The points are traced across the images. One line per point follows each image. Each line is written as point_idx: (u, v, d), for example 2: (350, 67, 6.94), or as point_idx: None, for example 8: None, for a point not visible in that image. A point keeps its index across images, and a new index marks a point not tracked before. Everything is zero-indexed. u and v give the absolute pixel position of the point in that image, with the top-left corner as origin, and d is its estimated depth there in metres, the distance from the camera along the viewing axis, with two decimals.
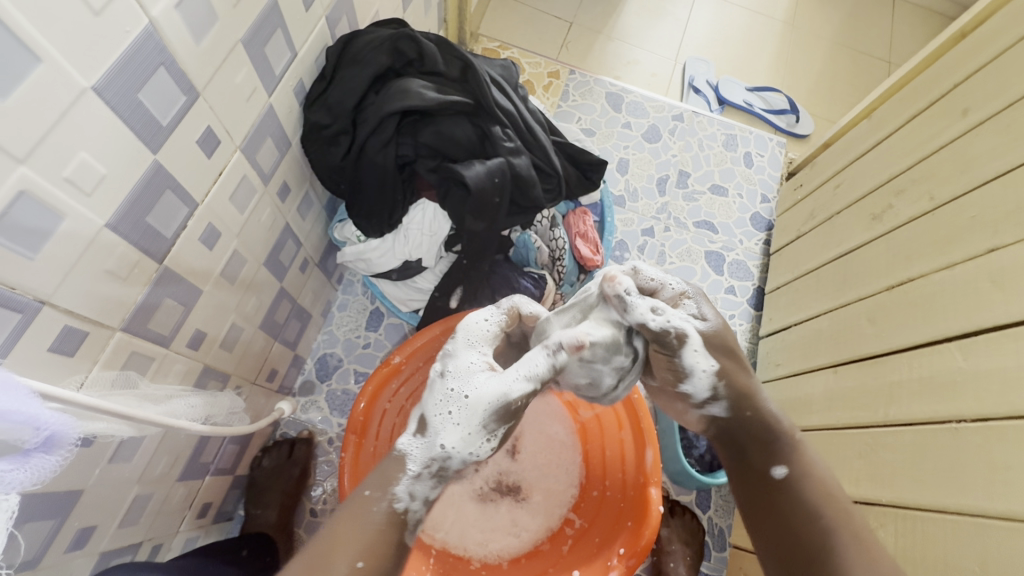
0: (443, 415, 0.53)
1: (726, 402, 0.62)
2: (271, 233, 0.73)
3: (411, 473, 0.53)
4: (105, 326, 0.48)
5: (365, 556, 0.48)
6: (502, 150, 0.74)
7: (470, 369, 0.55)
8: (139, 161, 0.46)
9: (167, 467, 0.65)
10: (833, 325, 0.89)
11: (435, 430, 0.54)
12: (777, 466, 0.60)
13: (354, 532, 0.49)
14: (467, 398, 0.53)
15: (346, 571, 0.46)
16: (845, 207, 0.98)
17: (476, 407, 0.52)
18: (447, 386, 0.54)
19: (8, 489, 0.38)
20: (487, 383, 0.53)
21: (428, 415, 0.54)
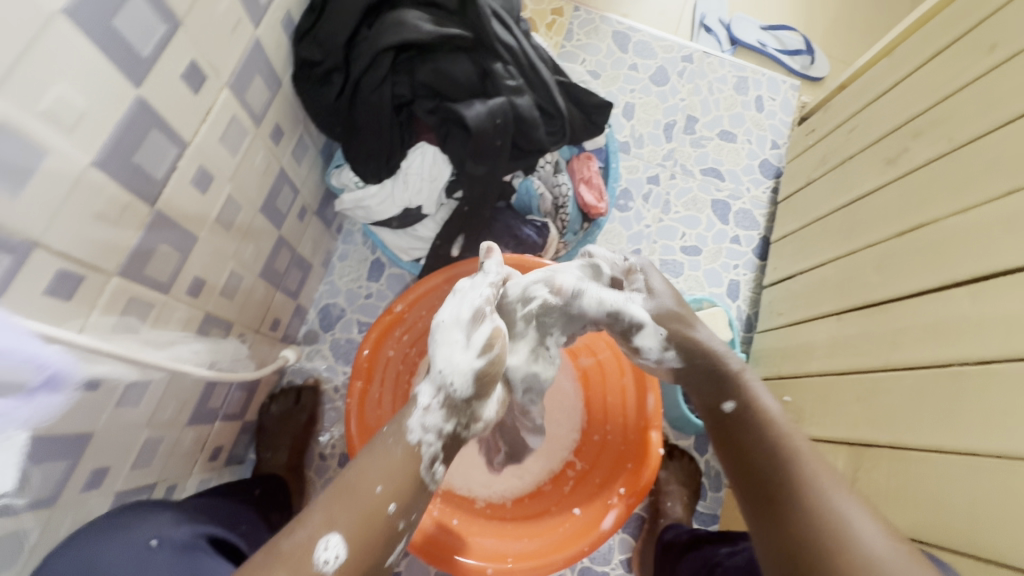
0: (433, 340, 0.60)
1: (678, 351, 0.70)
2: (266, 178, 0.71)
3: (422, 406, 0.57)
4: (101, 271, 0.47)
5: (386, 482, 0.53)
6: (504, 88, 0.71)
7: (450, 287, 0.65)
8: (121, 96, 0.44)
9: (175, 412, 0.66)
10: (839, 273, 0.88)
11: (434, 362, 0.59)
12: (726, 402, 0.65)
13: (375, 460, 0.55)
14: (444, 318, 0.60)
15: (368, 494, 0.52)
16: (859, 151, 0.94)
17: (452, 325, 0.60)
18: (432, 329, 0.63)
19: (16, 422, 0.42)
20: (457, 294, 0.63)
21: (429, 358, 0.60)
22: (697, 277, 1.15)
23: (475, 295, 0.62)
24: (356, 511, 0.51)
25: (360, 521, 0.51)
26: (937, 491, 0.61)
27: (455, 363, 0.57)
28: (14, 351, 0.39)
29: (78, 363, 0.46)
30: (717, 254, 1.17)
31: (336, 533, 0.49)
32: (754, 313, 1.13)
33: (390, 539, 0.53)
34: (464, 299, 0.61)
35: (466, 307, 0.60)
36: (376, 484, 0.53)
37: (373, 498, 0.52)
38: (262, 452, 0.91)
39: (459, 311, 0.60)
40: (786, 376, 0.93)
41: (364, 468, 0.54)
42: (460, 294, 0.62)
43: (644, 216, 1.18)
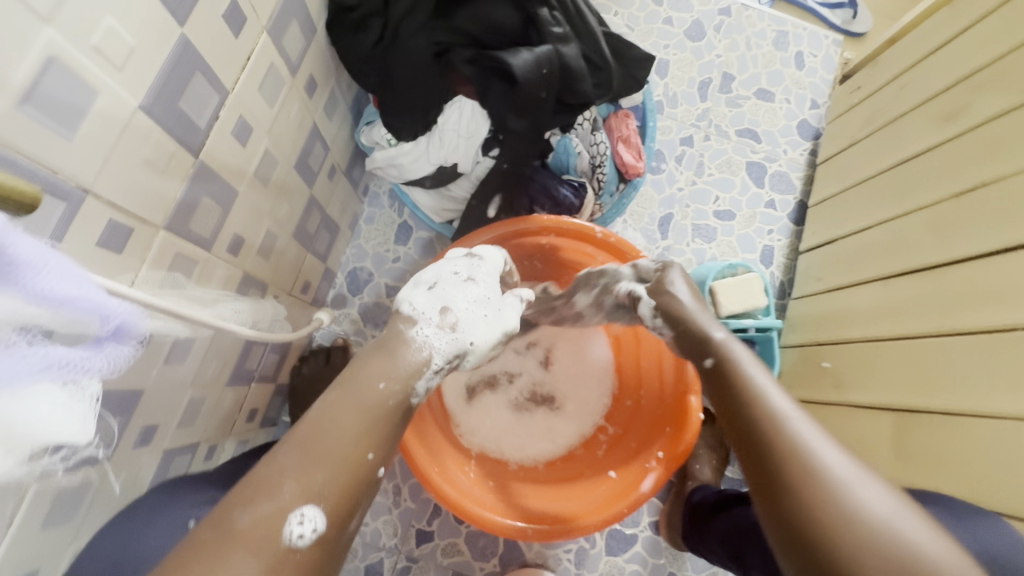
0: (474, 310, 0.55)
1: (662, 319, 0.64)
2: (301, 133, 0.68)
3: (434, 368, 0.52)
4: (149, 224, 0.46)
5: (378, 447, 0.45)
6: (549, 36, 0.67)
7: (480, 266, 0.61)
8: (166, 34, 0.41)
9: (217, 371, 0.66)
10: (887, 237, 0.85)
11: (466, 326, 0.54)
12: (707, 357, 0.58)
13: (357, 413, 0.46)
14: (496, 303, 0.58)
15: (356, 458, 0.43)
16: (912, 107, 0.89)
17: (497, 314, 0.57)
18: (470, 285, 0.57)
19: (91, 376, 0.38)
20: (492, 283, 0.60)
21: (455, 308, 0.55)
22: (730, 243, 1.12)
23: (518, 310, 0.61)
24: (337, 474, 0.42)
25: (341, 483, 0.42)
26: (994, 457, 0.60)
27: (482, 345, 0.55)
28: (78, 300, 0.34)
29: (137, 313, 0.42)
30: (751, 219, 1.13)
31: (315, 505, 0.40)
32: (789, 279, 1.10)
33: (368, 489, 0.44)
34: (513, 304, 0.60)
35: (516, 316, 0.59)
36: (368, 449, 0.44)
37: (364, 465, 0.44)
38: (296, 413, 0.92)
39: (511, 310, 0.59)
40: (824, 342, 0.91)
41: (340, 420, 0.44)
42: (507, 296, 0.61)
43: (677, 179, 1.14)
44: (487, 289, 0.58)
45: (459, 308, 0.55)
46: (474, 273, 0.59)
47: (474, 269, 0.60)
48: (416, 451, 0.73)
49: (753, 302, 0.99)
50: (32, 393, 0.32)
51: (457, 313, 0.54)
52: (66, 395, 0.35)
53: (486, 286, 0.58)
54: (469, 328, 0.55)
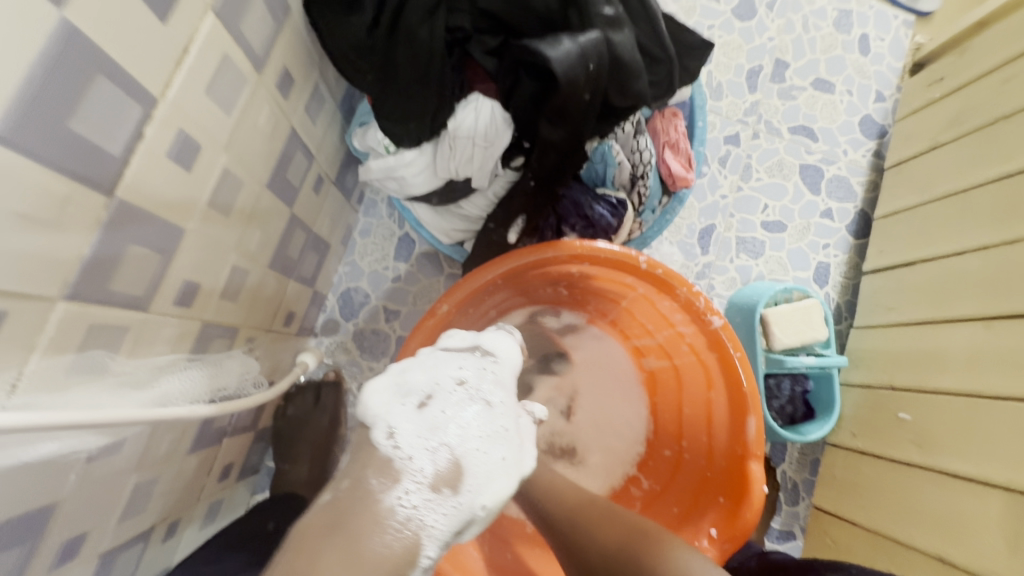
0: (482, 452, 0.42)
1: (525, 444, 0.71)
2: (273, 143, 0.53)
3: (427, 562, 0.39)
4: (38, 298, 0.32)
5: None
6: (597, 18, 0.51)
7: (487, 373, 0.47)
8: (32, 20, 0.26)
9: (172, 445, 0.53)
10: (989, 268, 0.70)
11: (472, 482, 0.41)
12: None
13: None
14: (512, 437, 0.45)
15: None
16: (1020, 108, 0.74)
17: (510, 450, 0.44)
18: (480, 410, 0.43)
19: None
20: (505, 399, 0.46)
21: (455, 454, 0.41)
22: (780, 259, 0.97)
23: (531, 437, 0.49)
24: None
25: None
26: None
27: (496, 503, 0.43)
28: None
29: None
30: (805, 231, 0.98)
31: None
32: (848, 302, 0.96)
33: None
34: (526, 432, 0.48)
35: (529, 450, 0.47)
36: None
37: None
38: (280, 462, 0.80)
39: (522, 442, 0.46)
40: (901, 387, 0.77)
41: None
42: (519, 419, 0.48)
43: (721, 183, 0.99)
44: (499, 413, 0.44)
45: (462, 456, 0.41)
46: (480, 386, 0.45)
47: (484, 383, 0.45)
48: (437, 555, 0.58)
49: (812, 334, 0.85)
50: None
51: (461, 462, 0.41)
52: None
53: (500, 413, 0.44)
54: (477, 484, 0.41)
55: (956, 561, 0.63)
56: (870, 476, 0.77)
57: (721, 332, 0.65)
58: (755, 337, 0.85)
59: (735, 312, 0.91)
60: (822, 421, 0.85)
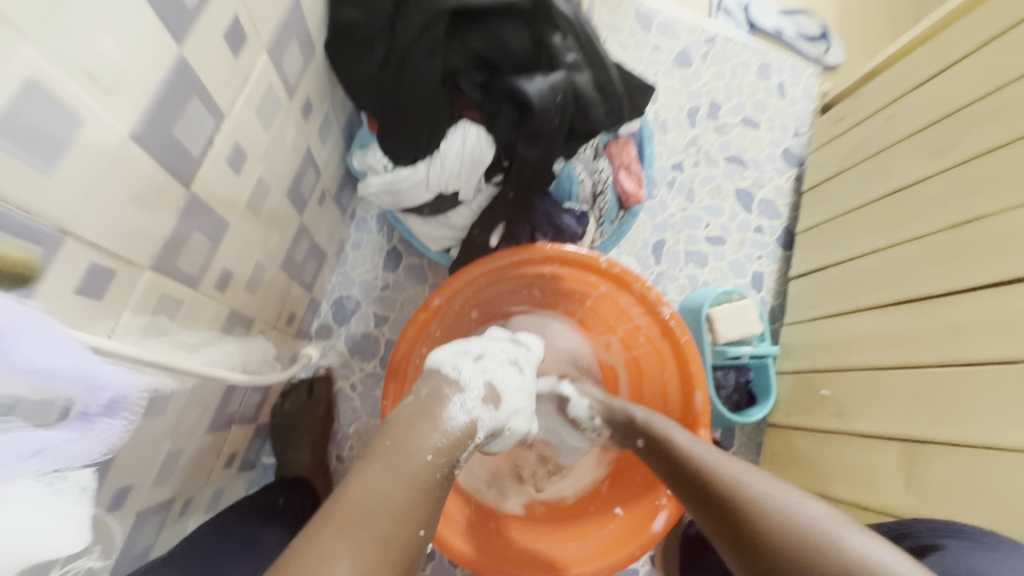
0: (517, 395, 0.59)
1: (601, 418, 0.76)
2: (294, 159, 0.64)
3: (476, 442, 0.52)
4: (134, 264, 0.40)
5: (428, 525, 0.44)
6: (563, 63, 0.63)
7: (519, 355, 0.66)
8: (162, 55, 0.36)
9: (196, 420, 0.60)
10: (880, 266, 0.87)
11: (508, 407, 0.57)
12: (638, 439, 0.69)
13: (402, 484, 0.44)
14: (531, 396, 0.63)
15: (411, 538, 0.42)
16: (898, 140, 0.92)
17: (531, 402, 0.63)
18: (514, 369, 0.62)
19: (78, 463, 0.33)
20: (529, 372, 0.65)
21: (501, 386, 0.58)
22: (721, 268, 1.13)
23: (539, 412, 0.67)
24: (388, 553, 0.40)
25: (388, 561, 0.40)
26: (1010, 491, 0.60)
27: (515, 433, 0.59)
28: (68, 370, 0.30)
29: (131, 375, 0.37)
30: (741, 245, 1.14)
31: None
32: (779, 306, 1.12)
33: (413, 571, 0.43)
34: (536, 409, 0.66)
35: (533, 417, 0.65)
36: (421, 526, 0.43)
37: (418, 543, 0.42)
38: (283, 452, 0.86)
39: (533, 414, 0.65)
40: (822, 368, 0.91)
41: (392, 493, 0.43)
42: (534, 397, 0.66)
43: (669, 205, 1.14)
44: (525, 381, 0.63)
45: (507, 387, 0.58)
46: (516, 357, 0.65)
47: (521, 360, 0.66)
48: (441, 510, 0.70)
49: (749, 329, 0.98)
50: (19, 490, 0.28)
51: (500, 391, 0.57)
52: (48, 492, 0.31)
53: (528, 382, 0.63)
54: (510, 411, 0.58)
55: (870, 504, 0.75)
56: (801, 447, 0.90)
57: (670, 320, 0.78)
58: (703, 332, 0.99)
59: (685, 316, 1.05)
60: (762, 404, 0.98)
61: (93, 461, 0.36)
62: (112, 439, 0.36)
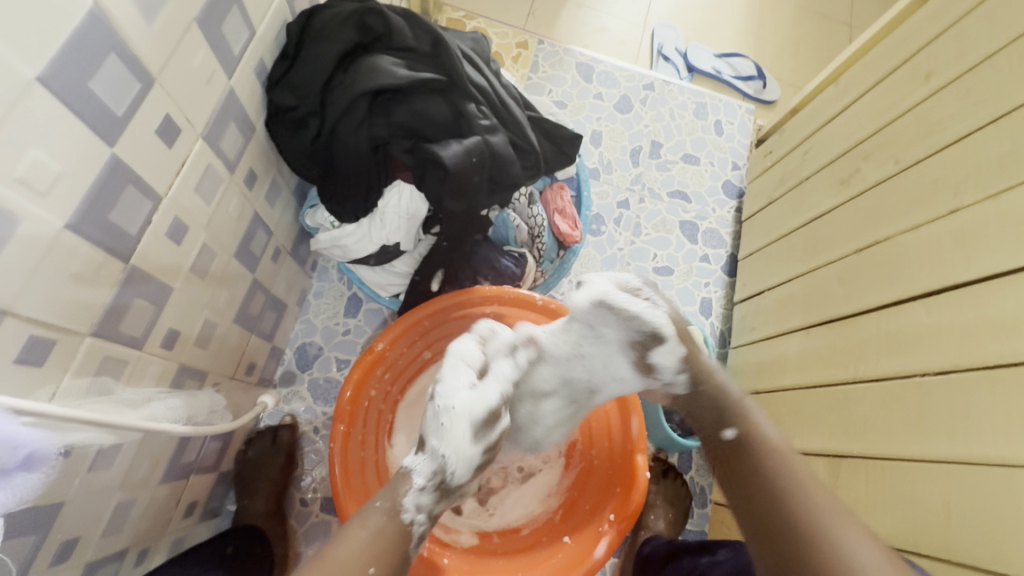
0: (437, 426, 0.60)
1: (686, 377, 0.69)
2: (240, 223, 0.70)
3: (417, 485, 0.60)
4: (74, 332, 0.46)
5: (379, 561, 0.55)
6: (479, 128, 0.73)
7: (452, 371, 0.63)
8: (96, 155, 0.42)
9: (148, 470, 0.64)
10: (805, 289, 0.93)
11: (431, 446, 0.61)
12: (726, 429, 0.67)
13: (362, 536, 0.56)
14: (461, 407, 0.60)
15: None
16: (815, 171, 1.00)
17: (467, 410, 0.60)
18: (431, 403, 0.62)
19: None
20: (452, 386, 0.61)
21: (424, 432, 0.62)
22: (671, 297, 1.18)
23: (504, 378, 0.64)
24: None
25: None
26: (912, 500, 0.64)
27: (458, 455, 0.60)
28: None
29: (54, 436, 0.43)
30: (688, 273, 1.20)
31: None
32: (728, 330, 1.17)
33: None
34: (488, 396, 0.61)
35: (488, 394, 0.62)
36: (369, 564, 0.54)
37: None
38: (242, 500, 0.89)
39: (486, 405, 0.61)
40: (760, 391, 0.97)
41: (355, 539, 0.55)
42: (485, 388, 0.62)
43: (617, 240, 1.20)
44: (451, 396, 0.60)
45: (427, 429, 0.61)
46: (439, 376, 0.62)
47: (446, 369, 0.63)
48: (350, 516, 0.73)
49: None
50: None
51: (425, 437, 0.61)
52: None
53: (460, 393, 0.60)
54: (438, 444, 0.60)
55: None
56: None
57: None
58: None
59: None
60: None
61: (11, 505, 0.42)
62: (27, 488, 0.43)
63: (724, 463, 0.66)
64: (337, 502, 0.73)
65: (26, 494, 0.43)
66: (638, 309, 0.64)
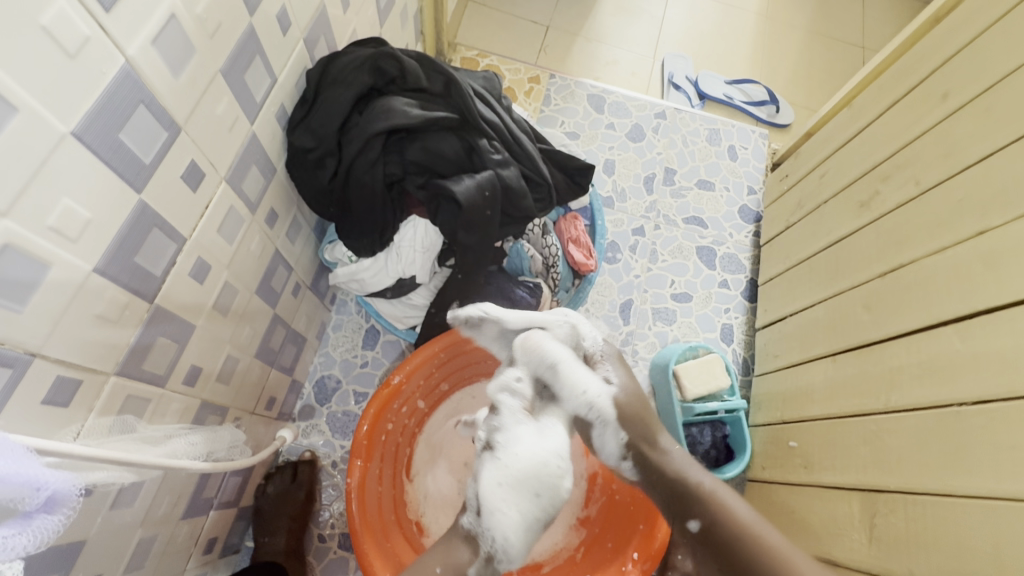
0: (501, 498, 0.63)
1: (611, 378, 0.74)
2: (261, 261, 0.72)
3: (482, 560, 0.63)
4: (99, 372, 0.47)
5: None
6: (491, 162, 0.75)
7: (516, 434, 0.67)
8: (123, 202, 0.45)
9: (170, 507, 0.64)
10: (829, 314, 0.91)
11: (488, 515, 0.63)
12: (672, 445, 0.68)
13: None
14: (518, 469, 0.64)
15: None
16: (832, 195, 0.99)
17: (530, 482, 0.64)
18: (493, 464, 0.65)
19: (12, 555, 0.38)
20: (521, 444, 0.66)
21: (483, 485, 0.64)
22: (690, 323, 1.16)
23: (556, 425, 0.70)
24: None
25: None
26: (957, 541, 0.60)
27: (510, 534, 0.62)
28: (11, 476, 0.36)
29: (73, 475, 0.44)
30: (707, 299, 1.18)
31: None
32: (751, 356, 1.14)
33: None
34: (557, 474, 0.65)
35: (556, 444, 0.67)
36: None
37: None
38: (261, 537, 0.90)
39: (537, 483, 0.64)
40: (788, 421, 0.94)
41: None
42: (547, 479, 0.64)
43: (633, 267, 1.19)
44: (517, 446, 0.66)
45: (496, 499, 0.63)
46: (503, 443, 0.66)
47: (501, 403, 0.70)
48: (370, 557, 0.70)
49: (716, 383, 0.99)
50: None
51: (483, 499, 0.63)
52: None
53: (527, 438, 0.66)
54: (495, 508, 0.62)
55: (839, 560, 0.76)
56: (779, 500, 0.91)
57: None
58: (671, 390, 0.98)
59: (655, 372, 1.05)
60: (739, 458, 0.98)
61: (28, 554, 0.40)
62: (47, 533, 0.41)
63: (712, 561, 0.61)
64: (358, 545, 0.71)
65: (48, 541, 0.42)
66: (584, 389, 0.71)
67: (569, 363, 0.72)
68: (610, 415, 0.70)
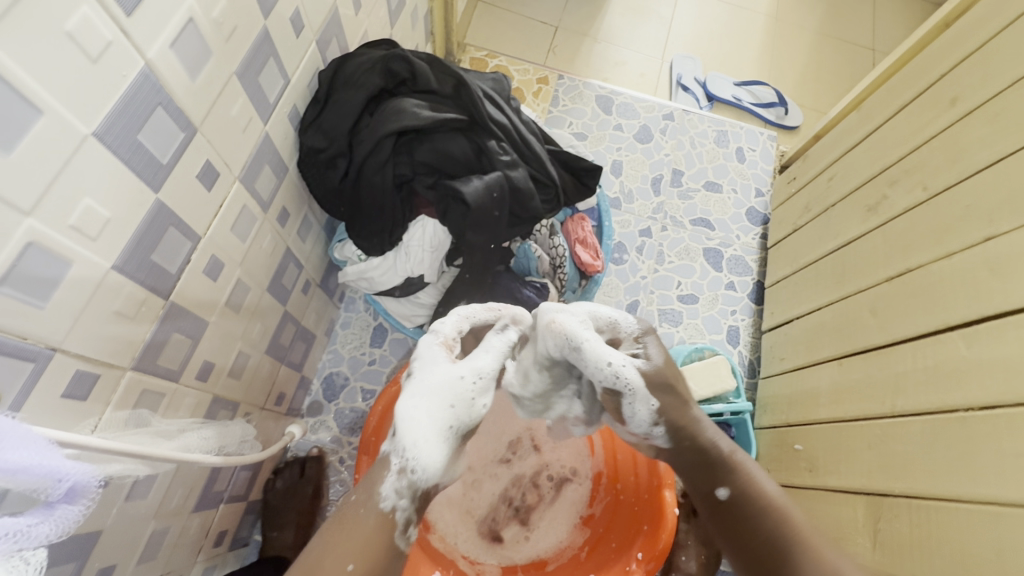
0: (416, 407, 0.56)
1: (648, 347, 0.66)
2: (272, 259, 0.73)
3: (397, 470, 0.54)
4: (116, 367, 0.48)
5: (358, 559, 0.50)
6: (499, 163, 0.75)
7: (431, 357, 0.60)
8: (141, 202, 0.46)
9: (182, 499, 0.65)
10: (836, 318, 0.91)
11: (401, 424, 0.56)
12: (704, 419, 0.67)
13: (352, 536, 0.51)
14: (431, 382, 0.57)
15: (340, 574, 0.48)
16: (840, 198, 0.99)
17: (445, 398, 0.57)
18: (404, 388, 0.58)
19: (37, 543, 0.39)
20: (438, 372, 0.58)
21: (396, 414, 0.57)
22: (696, 325, 1.16)
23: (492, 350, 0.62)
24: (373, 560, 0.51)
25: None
26: (961, 545, 0.60)
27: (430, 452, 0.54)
28: (34, 466, 0.37)
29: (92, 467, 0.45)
30: (714, 301, 1.18)
31: None
32: (758, 359, 1.14)
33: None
34: (474, 391, 0.58)
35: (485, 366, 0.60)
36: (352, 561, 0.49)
37: None
38: (268, 531, 0.91)
39: (452, 394, 0.57)
40: (794, 424, 0.94)
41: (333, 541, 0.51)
42: (468, 391, 0.58)
43: (640, 268, 1.20)
44: (435, 375, 0.58)
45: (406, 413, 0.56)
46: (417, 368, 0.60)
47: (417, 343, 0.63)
48: None
49: (722, 385, 0.99)
50: None
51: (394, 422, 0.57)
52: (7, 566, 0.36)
53: (441, 361, 0.59)
54: (408, 419, 0.55)
55: None
56: None
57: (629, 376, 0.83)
58: None
59: None
60: None
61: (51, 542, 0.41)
62: (69, 522, 0.42)
63: (725, 528, 0.62)
64: None
65: (70, 529, 0.43)
66: (609, 361, 0.60)
67: (594, 336, 0.62)
68: (638, 384, 0.62)
